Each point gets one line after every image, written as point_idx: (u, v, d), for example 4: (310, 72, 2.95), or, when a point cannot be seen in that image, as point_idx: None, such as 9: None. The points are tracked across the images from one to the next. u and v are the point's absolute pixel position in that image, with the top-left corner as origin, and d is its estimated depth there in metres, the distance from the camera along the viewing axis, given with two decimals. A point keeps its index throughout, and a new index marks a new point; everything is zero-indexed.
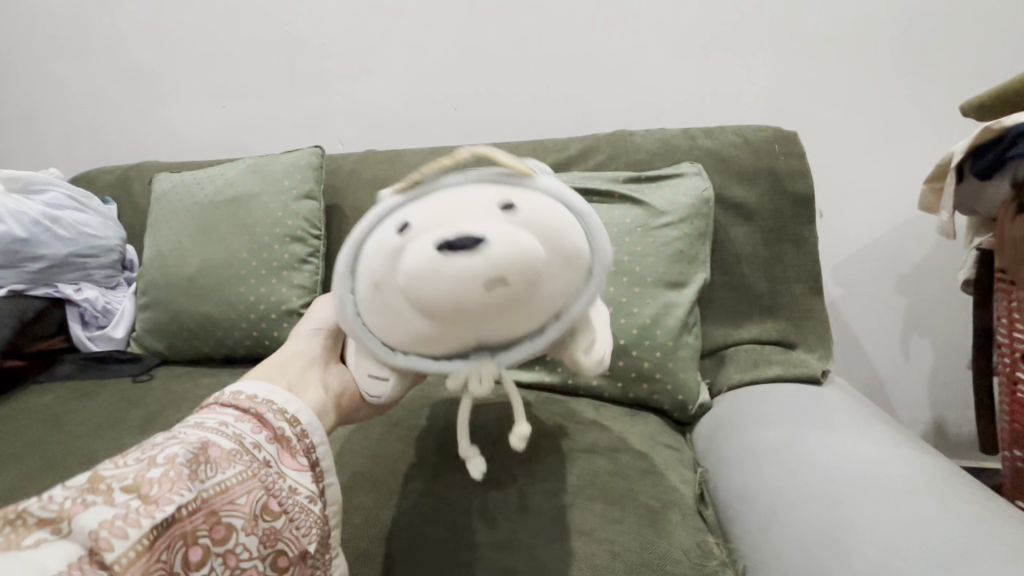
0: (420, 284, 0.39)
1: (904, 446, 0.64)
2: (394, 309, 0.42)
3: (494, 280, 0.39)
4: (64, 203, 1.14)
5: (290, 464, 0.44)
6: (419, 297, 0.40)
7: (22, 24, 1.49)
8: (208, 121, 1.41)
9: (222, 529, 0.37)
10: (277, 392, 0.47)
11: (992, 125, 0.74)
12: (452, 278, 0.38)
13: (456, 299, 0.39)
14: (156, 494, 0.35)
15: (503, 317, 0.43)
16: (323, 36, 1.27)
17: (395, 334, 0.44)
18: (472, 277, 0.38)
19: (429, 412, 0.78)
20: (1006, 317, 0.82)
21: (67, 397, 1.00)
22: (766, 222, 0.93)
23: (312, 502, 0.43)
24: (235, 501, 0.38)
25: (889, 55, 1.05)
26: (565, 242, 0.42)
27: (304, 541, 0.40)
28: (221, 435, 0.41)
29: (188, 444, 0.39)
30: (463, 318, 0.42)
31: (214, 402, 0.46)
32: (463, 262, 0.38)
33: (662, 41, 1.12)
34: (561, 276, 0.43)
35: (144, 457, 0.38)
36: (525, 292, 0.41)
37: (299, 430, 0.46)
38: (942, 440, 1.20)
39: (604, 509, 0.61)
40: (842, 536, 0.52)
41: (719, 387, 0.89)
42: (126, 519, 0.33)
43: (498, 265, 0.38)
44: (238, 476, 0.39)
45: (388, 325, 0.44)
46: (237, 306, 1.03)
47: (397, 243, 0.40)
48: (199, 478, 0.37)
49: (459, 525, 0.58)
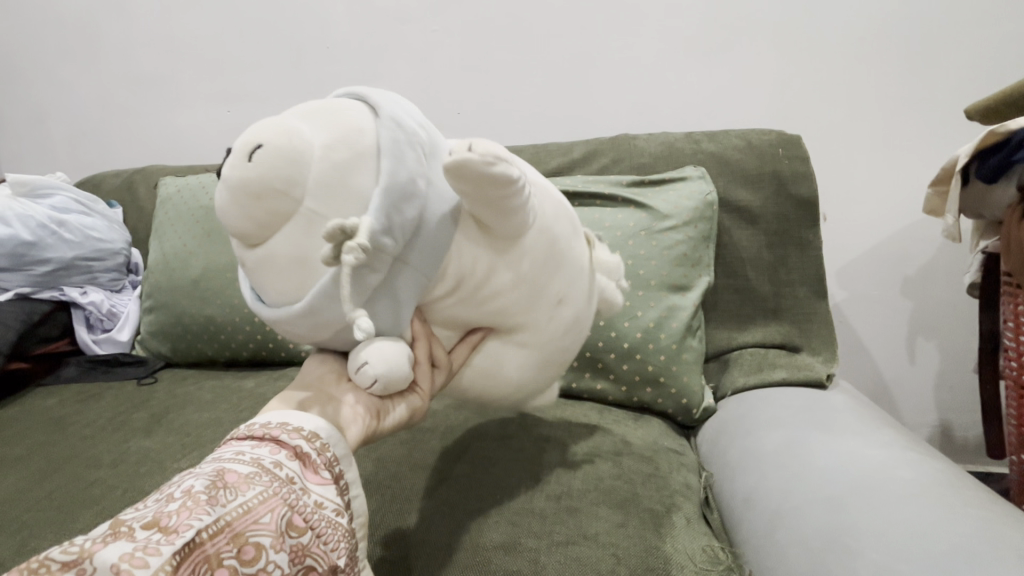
0: (229, 215, 0.42)
1: (910, 450, 0.64)
2: (254, 259, 0.43)
3: (249, 151, 0.41)
4: (70, 206, 1.15)
5: (313, 480, 0.40)
6: (244, 230, 0.42)
7: (31, 29, 1.50)
8: (213, 125, 1.42)
9: (250, 550, 0.34)
10: (292, 414, 0.43)
11: (998, 129, 0.74)
12: (229, 180, 0.42)
13: (240, 189, 0.41)
14: (176, 523, 0.33)
15: (312, 180, 0.41)
16: (328, 40, 1.28)
17: (273, 281, 0.43)
18: (234, 168, 0.41)
19: (432, 417, 0.78)
20: (1012, 322, 0.81)
21: (72, 400, 1.00)
22: (769, 225, 0.93)
23: (340, 515, 0.40)
24: (259, 520, 0.35)
25: (894, 58, 1.05)
26: (321, 104, 0.45)
27: (333, 556, 0.38)
28: (238, 461, 0.38)
29: (203, 475, 0.37)
30: (279, 209, 0.41)
31: (231, 437, 0.42)
32: (227, 165, 0.42)
33: (666, 44, 1.13)
34: (339, 119, 0.43)
35: (162, 494, 0.36)
36: (299, 143, 0.41)
37: (319, 445, 0.41)
38: (949, 444, 1.19)
39: (608, 513, 0.61)
40: (849, 541, 0.52)
41: (723, 391, 0.89)
42: (145, 549, 0.31)
43: (247, 143, 0.42)
44: (259, 495, 0.36)
45: (268, 276, 0.43)
46: (241, 309, 1.03)
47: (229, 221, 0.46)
48: (219, 503, 0.35)
49: (462, 530, 0.58)
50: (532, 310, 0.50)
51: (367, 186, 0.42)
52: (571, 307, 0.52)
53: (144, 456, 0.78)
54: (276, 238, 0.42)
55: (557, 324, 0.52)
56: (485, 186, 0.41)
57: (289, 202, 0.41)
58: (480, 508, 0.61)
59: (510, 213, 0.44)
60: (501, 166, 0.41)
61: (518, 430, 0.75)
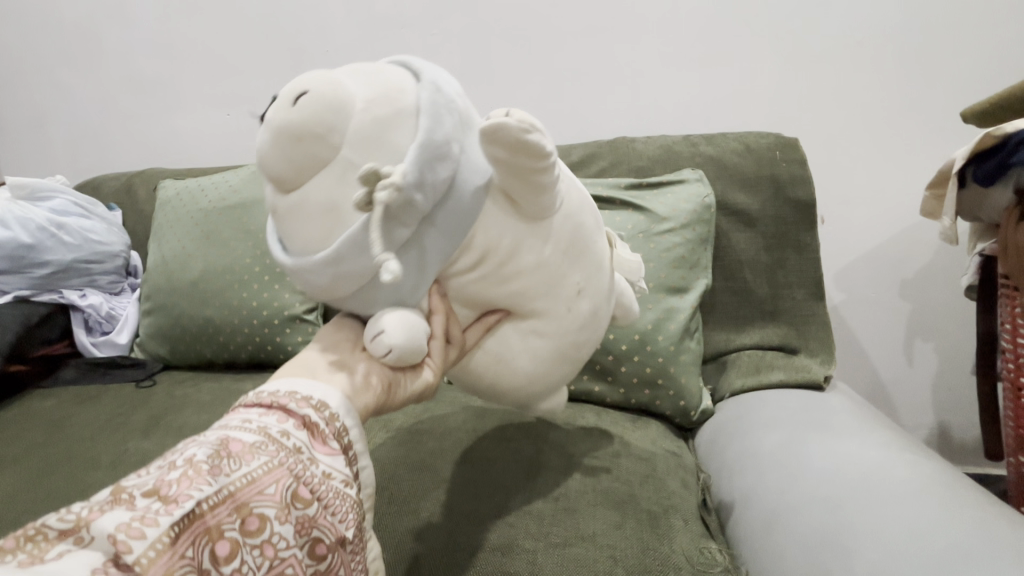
0: (267, 155, 0.43)
1: (907, 450, 0.64)
2: (286, 205, 0.44)
3: (296, 96, 0.42)
4: (70, 209, 1.15)
5: (321, 450, 0.40)
6: (280, 173, 0.43)
7: (31, 33, 1.51)
8: (213, 128, 1.42)
9: (254, 521, 0.34)
10: (302, 383, 0.43)
11: (994, 131, 0.75)
12: (271, 123, 0.43)
13: (281, 130, 0.42)
14: (175, 492, 0.32)
15: (354, 130, 0.42)
16: (329, 45, 1.29)
17: (303, 229, 0.44)
18: (279, 111, 0.43)
19: (431, 419, 0.78)
20: (1009, 322, 0.81)
21: (71, 401, 1.00)
22: (767, 227, 0.93)
23: (348, 486, 0.40)
24: (264, 491, 0.35)
25: (890, 63, 1.06)
26: (366, 65, 0.46)
27: (340, 527, 0.38)
28: (244, 430, 0.38)
29: (207, 444, 0.36)
30: (317, 153, 0.42)
31: (239, 405, 0.42)
32: (271, 111, 0.44)
33: (664, 48, 1.13)
34: (383, 77, 0.44)
35: (163, 462, 0.36)
36: (344, 94, 0.43)
37: (327, 415, 0.42)
38: (947, 446, 1.19)
39: (606, 514, 0.61)
40: (846, 542, 0.52)
41: (721, 393, 0.89)
42: (143, 520, 0.31)
43: (294, 91, 0.43)
44: (264, 466, 0.36)
45: (299, 224, 0.44)
46: (240, 312, 1.03)
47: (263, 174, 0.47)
48: (222, 472, 0.34)
49: (460, 529, 0.59)
50: (550, 296, 0.51)
51: (404, 143, 0.43)
52: (588, 300, 0.53)
53: (142, 456, 0.78)
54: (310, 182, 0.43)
55: (574, 317, 0.52)
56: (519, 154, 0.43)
57: (327, 147, 0.42)
58: (478, 508, 0.61)
59: (540, 189, 0.46)
60: (536, 136, 0.42)
61: (516, 431, 0.75)
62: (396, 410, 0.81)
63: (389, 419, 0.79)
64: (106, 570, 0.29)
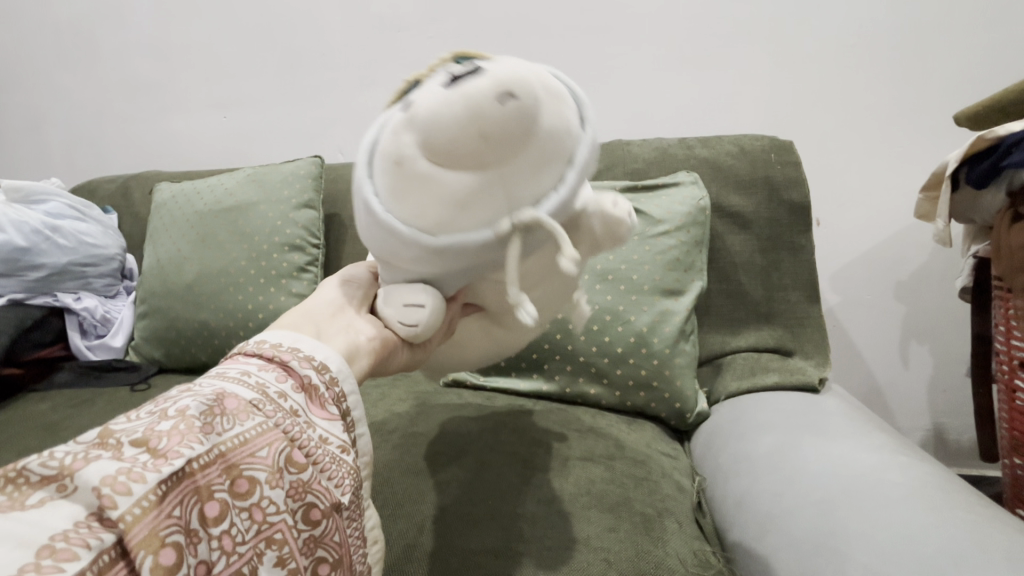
0: (435, 124, 0.38)
1: (900, 453, 0.64)
2: (421, 175, 0.41)
3: (503, 91, 0.38)
4: (65, 212, 1.15)
5: (319, 414, 0.42)
6: (432, 145, 0.39)
7: (27, 37, 1.50)
8: (210, 132, 1.42)
9: (243, 484, 0.34)
10: (302, 341, 0.46)
11: (986, 134, 0.75)
12: (463, 99, 0.38)
13: (475, 122, 0.38)
14: (165, 447, 0.32)
15: (523, 155, 0.41)
16: (325, 48, 1.29)
17: (420, 205, 0.42)
18: (481, 91, 0.38)
19: (426, 421, 0.78)
20: (1004, 325, 0.81)
21: (64, 405, 1.00)
22: (762, 230, 0.93)
23: (344, 452, 0.41)
24: (255, 454, 0.35)
25: (884, 67, 1.06)
26: (555, 77, 0.43)
27: (336, 493, 0.38)
28: (241, 385, 0.39)
29: (201, 396, 0.36)
30: (482, 158, 0.40)
31: (238, 353, 0.44)
32: (469, 84, 0.38)
33: (660, 53, 1.13)
34: (566, 108, 0.43)
35: (156, 409, 0.36)
36: (538, 115, 0.40)
37: (329, 377, 0.44)
38: (942, 448, 1.19)
39: (600, 517, 0.61)
40: (839, 544, 0.52)
41: (717, 396, 0.89)
42: (130, 474, 0.30)
43: (499, 78, 0.38)
44: (257, 427, 0.36)
45: (419, 199, 0.42)
46: (235, 314, 1.03)
47: (405, 112, 0.41)
48: (214, 431, 0.35)
49: (451, 532, 0.58)
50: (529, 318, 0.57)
51: (548, 186, 0.44)
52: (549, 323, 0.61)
53: None
54: (454, 173, 0.41)
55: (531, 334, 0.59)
56: (607, 232, 0.49)
57: (499, 158, 0.40)
58: (472, 512, 0.61)
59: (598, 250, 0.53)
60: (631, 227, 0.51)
61: (509, 432, 0.75)
62: (391, 414, 0.80)
63: (384, 421, 0.79)
64: (89, 524, 0.28)
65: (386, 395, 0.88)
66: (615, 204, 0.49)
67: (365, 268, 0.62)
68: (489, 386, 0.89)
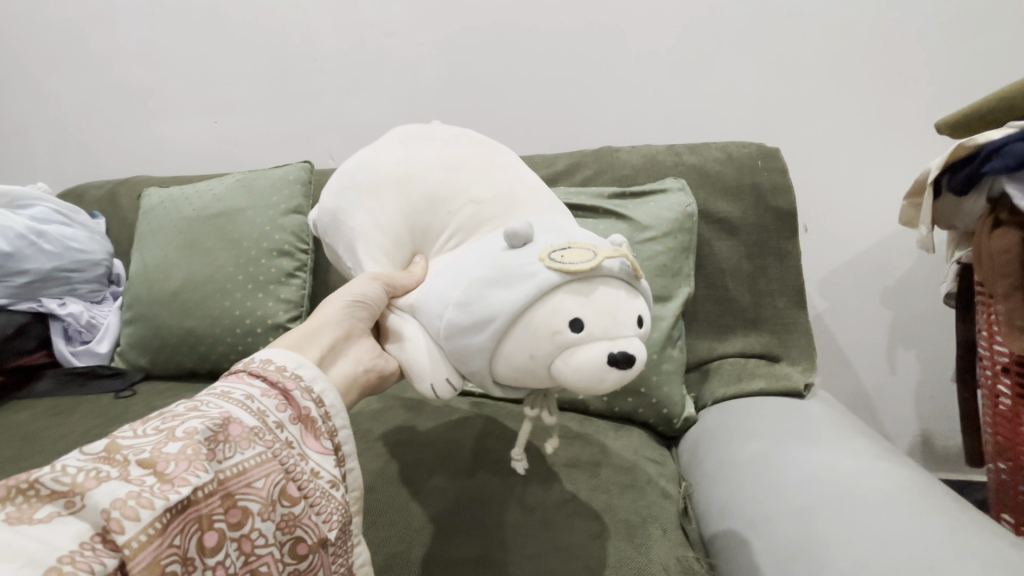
0: (580, 379, 0.44)
1: (884, 459, 0.65)
2: (535, 374, 0.46)
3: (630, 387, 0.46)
4: (51, 217, 1.15)
5: (313, 446, 0.42)
6: (568, 382, 0.45)
7: (15, 43, 1.50)
8: (199, 137, 1.42)
9: (237, 514, 0.34)
10: (306, 365, 0.45)
11: (967, 141, 0.76)
12: (608, 387, 0.44)
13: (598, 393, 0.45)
14: (172, 472, 0.32)
15: None
16: (314, 53, 1.29)
17: (517, 377, 0.47)
18: (619, 384, 0.44)
19: (412, 428, 0.77)
20: (987, 330, 0.82)
21: (47, 414, 0.98)
22: (749, 236, 0.94)
23: (334, 488, 0.41)
24: (252, 484, 0.35)
25: (867, 74, 1.08)
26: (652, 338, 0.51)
27: (323, 528, 0.38)
28: (245, 410, 0.39)
29: (209, 418, 0.36)
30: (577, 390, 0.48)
31: (241, 370, 0.44)
32: (622, 377, 0.44)
33: (647, 60, 1.14)
34: None
35: (163, 426, 0.35)
36: None
37: (324, 411, 0.44)
38: (930, 453, 1.20)
39: (585, 524, 0.60)
40: (819, 550, 0.53)
41: (705, 401, 0.89)
42: (140, 498, 0.29)
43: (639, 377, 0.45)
44: (257, 457, 0.36)
45: (518, 375, 0.47)
46: (222, 321, 1.02)
47: (573, 337, 0.44)
48: (217, 458, 0.35)
49: (433, 542, 0.58)
50: None
51: None
52: None
53: None
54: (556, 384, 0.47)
55: None
56: None
57: None
58: (457, 522, 0.60)
59: None
60: None
61: (496, 439, 0.74)
62: (375, 421, 0.80)
63: (370, 428, 0.79)
64: (93, 546, 0.28)
65: (373, 402, 0.87)
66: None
67: (378, 286, 0.53)
68: (477, 393, 0.89)
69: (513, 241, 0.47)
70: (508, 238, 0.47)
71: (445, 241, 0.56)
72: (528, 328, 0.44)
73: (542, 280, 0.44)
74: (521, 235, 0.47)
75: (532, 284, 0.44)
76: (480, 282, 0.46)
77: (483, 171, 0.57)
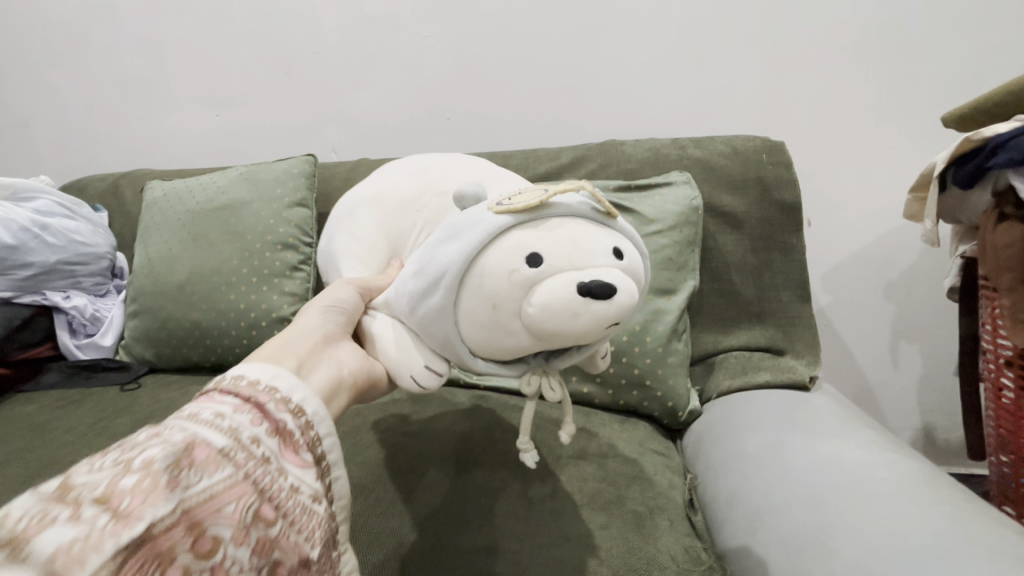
0: (551, 316, 0.42)
1: (888, 449, 0.65)
2: (508, 329, 0.45)
3: (612, 322, 0.43)
4: (53, 210, 1.14)
5: (292, 460, 0.39)
6: (538, 324, 0.43)
7: (17, 34, 1.49)
8: (202, 130, 1.41)
9: (207, 543, 0.31)
10: (281, 377, 0.43)
11: (973, 135, 0.76)
12: (584, 321, 0.42)
13: (579, 332, 0.43)
14: (128, 507, 0.28)
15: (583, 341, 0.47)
16: (318, 46, 1.28)
17: (490, 338, 0.46)
18: (595, 314, 0.42)
19: (418, 420, 0.78)
20: (990, 324, 0.82)
21: (53, 406, 0.99)
22: (754, 230, 0.94)
23: (316, 502, 0.39)
24: (222, 510, 0.32)
25: (873, 69, 1.07)
26: (641, 277, 0.48)
27: (304, 546, 0.36)
28: (213, 429, 0.35)
29: (170, 443, 0.32)
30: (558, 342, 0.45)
31: (213, 389, 0.40)
32: (599, 307, 0.42)
33: (653, 53, 1.14)
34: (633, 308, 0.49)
35: (117, 457, 0.31)
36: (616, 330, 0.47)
37: (303, 421, 0.41)
38: (931, 446, 1.21)
39: (592, 516, 0.61)
40: (828, 540, 0.53)
41: (709, 394, 0.90)
42: (88, 542, 0.26)
43: (622, 309, 0.43)
44: (226, 480, 0.33)
45: (489, 334, 0.45)
46: (226, 314, 1.02)
47: (531, 273, 0.43)
48: (181, 486, 0.31)
49: (442, 532, 0.59)
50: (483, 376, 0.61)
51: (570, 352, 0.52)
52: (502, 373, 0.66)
53: None
54: (533, 337, 0.45)
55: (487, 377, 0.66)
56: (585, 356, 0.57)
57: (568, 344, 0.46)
58: (465, 514, 0.61)
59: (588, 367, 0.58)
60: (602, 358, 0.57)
61: (504, 432, 0.74)
62: (382, 414, 0.80)
63: (378, 419, 0.79)
64: None
65: None
66: (603, 355, 0.57)
67: (352, 290, 0.56)
68: (482, 386, 0.89)
69: (462, 204, 0.48)
70: (457, 201, 0.48)
71: (417, 236, 0.57)
72: (481, 275, 0.44)
73: (490, 225, 0.43)
74: (470, 196, 0.48)
75: (480, 230, 0.44)
76: (433, 243, 0.46)
77: (458, 170, 0.58)
